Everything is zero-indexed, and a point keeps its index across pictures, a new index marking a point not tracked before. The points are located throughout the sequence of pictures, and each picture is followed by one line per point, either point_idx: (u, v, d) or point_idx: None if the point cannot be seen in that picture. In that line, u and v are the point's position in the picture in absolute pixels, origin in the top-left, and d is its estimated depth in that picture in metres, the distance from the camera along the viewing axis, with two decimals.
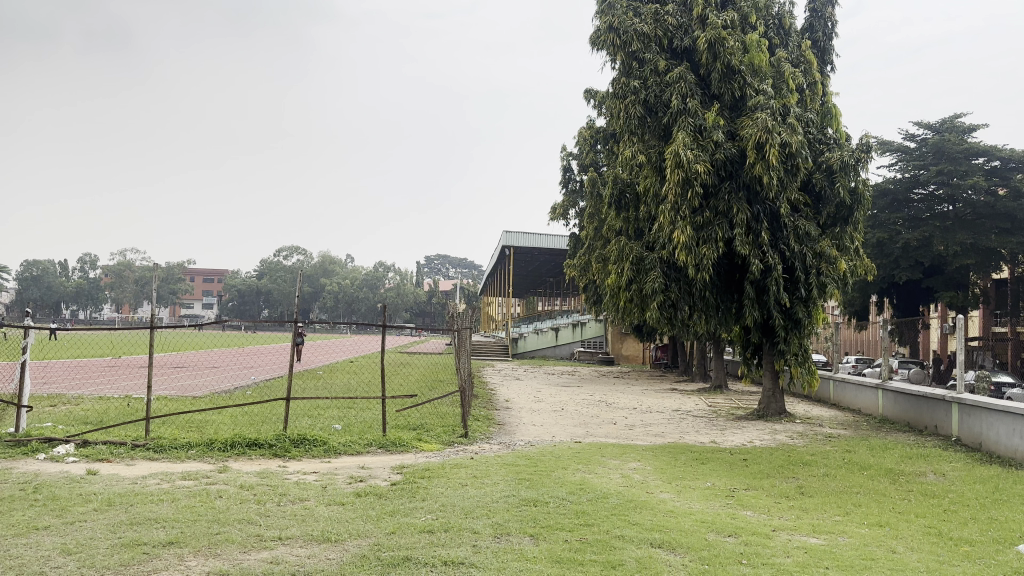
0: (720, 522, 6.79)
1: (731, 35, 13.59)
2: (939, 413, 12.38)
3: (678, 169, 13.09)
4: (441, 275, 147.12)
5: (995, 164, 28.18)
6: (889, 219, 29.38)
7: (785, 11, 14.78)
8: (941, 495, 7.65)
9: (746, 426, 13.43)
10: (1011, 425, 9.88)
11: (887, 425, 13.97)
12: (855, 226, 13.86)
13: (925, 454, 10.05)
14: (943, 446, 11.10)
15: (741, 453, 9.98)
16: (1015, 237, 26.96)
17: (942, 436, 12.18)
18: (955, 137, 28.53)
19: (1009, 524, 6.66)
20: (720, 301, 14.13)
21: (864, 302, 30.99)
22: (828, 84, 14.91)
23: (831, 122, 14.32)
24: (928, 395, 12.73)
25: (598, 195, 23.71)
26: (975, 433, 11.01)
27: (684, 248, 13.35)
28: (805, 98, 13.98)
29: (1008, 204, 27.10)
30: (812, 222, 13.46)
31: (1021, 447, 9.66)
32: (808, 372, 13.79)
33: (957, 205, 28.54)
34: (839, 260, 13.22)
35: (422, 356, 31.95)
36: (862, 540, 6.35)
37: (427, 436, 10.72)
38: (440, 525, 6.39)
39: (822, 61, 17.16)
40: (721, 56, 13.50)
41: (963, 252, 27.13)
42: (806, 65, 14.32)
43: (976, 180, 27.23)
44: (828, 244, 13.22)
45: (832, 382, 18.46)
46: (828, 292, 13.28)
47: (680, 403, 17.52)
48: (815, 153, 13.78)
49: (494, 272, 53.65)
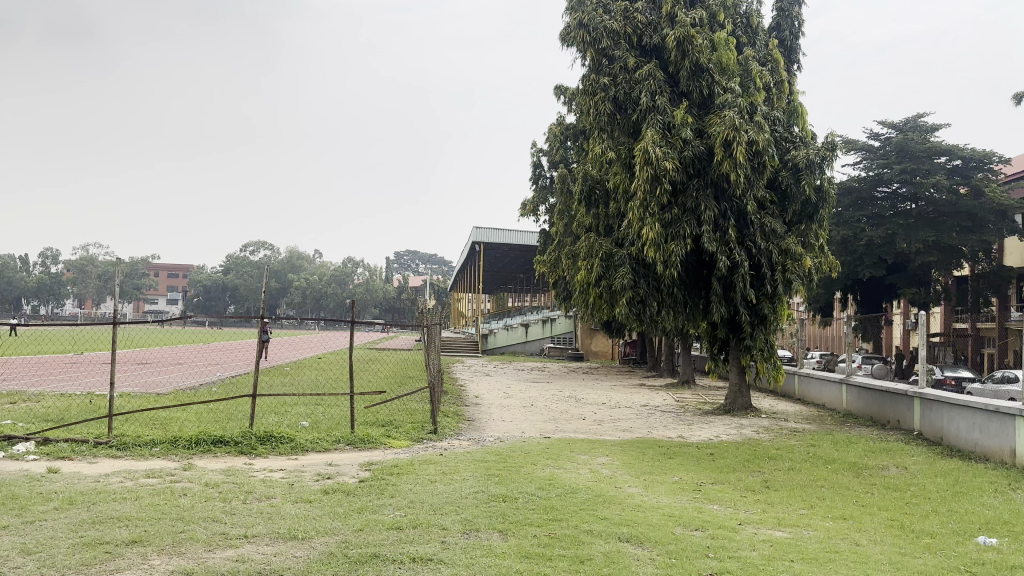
0: (687, 516, 6.86)
1: (699, 33, 13.66)
2: (901, 407, 12.63)
3: (647, 166, 13.13)
4: (411, 271, 146.71)
5: (957, 163, 28.79)
6: (854, 217, 29.76)
7: (752, 10, 14.90)
8: (903, 488, 7.80)
9: (712, 421, 13.59)
10: (971, 419, 10.11)
11: (851, 419, 14.23)
12: (820, 223, 14.09)
13: (887, 448, 10.23)
14: (906, 439, 11.33)
15: (708, 448, 10.08)
16: (975, 235, 27.63)
17: (903, 430, 12.45)
18: (917, 136, 28.98)
19: (970, 517, 6.80)
20: (688, 296, 14.33)
21: (829, 298, 31.43)
22: (794, 83, 15.10)
23: (797, 120, 14.52)
24: (891, 390, 12.98)
25: (568, 191, 23.74)
26: (936, 428, 11.26)
27: (653, 245, 13.44)
28: (771, 96, 14.17)
29: (969, 203, 27.75)
30: (778, 220, 13.66)
31: (980, 440, 9.88)
32: (773, 367, 13.99)
33: (920, 203, 29.05)
34: (804, 257, 13.44)
35: (391, 354, 31.82)
36: (826, 533, 6.45)
37: (396, 432, 10.67)
38: (409, 522, 6.37)
39: (789, 59, 17.36)
40: (689, 54, 13.59)
41: (925, 249, 27.69)
42: (773, 64, 14.51)
43: (939, 178, 27.78)
44: (793, 241, 13.43)
45: (797, 377, 18.75)
46: (792, 289, 13.52)
47: (649, 399, 17.68)
48: (781, 151, 13.94)
49: (465, 269, 53.59)
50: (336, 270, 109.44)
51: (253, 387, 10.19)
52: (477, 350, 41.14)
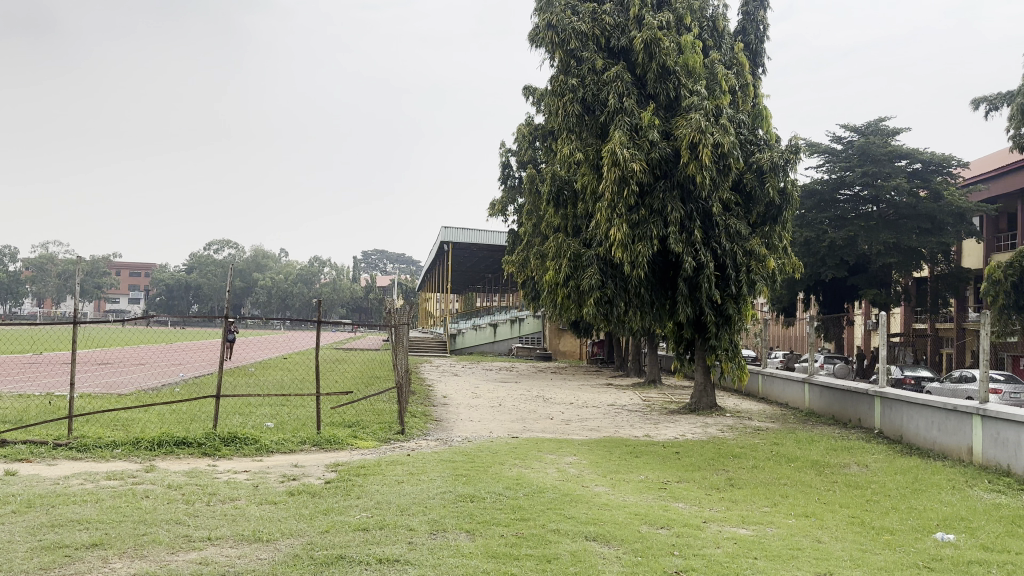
0: (653, 514, 6.92)
1: (666, 36, 13.78)
2: (862, 406, 12.88)
3: (615, 167, 13.20)
4: (378, 271, 145.95)
5: (916, 167, 29.32)
6: (816, 219, 30.24)
7: (718, 14, 15.08)
8: (864, 486, 7.96)
9: (678, 420, 13.73)
10: (929, 418, 10.35)
11: (813, 418, 14.47)
12: (783, 225, 14.30)
13: (848, 446, 10.42)
14: (866, 438, 11.55)
15: (673, 446, 10.18)
16: (934, 237, 28.41)
17: (864, 428, 12.70)
18: (878, 138, 29.39)
19: (928, 514, 6.96)
20: (655, 297, 14.40)
21: (792, 299, 31.90)
22: (759, 86, 15.32)
23: (761, 123, 14.73)
24: (852, 389, 13.23)
25: (537, 191, 23.80)
26: (896, 426, 11.50)
27: (620, 246, 13.51)
28: (737, 99, 14.34)
29: (928, 206, 28.38)
30: (743, 221, 13.83)
31: (938, 438, 10.12)
32: (737, 366, 14.16)
33: (881, 206, 29.66)
34: (768, 258, 13.63)
35: (358, 354, 31.58)
36: (788, 530, 6.56)
37: (363, 433, 10.61)
38: (375, 523, 6.34)
39: (754, 63, 17.59)
40: (656, 56, 13.69)
41: (886, 252, 28.37)
42: (738, 67, 14.71)
43: (899, 181, 28.43)
44: (757, 243, 13.62)
45: (760, 377, 19.01)
46: (756, 290, 13.70)
47: (616, 398, 17.78)
48: (745, 154, 14.13)
49: (433, 268, 53.46)
50: (302, 269, 108.43)
51: (218, 387, 10.05)
52: (445, 350, 41.08)
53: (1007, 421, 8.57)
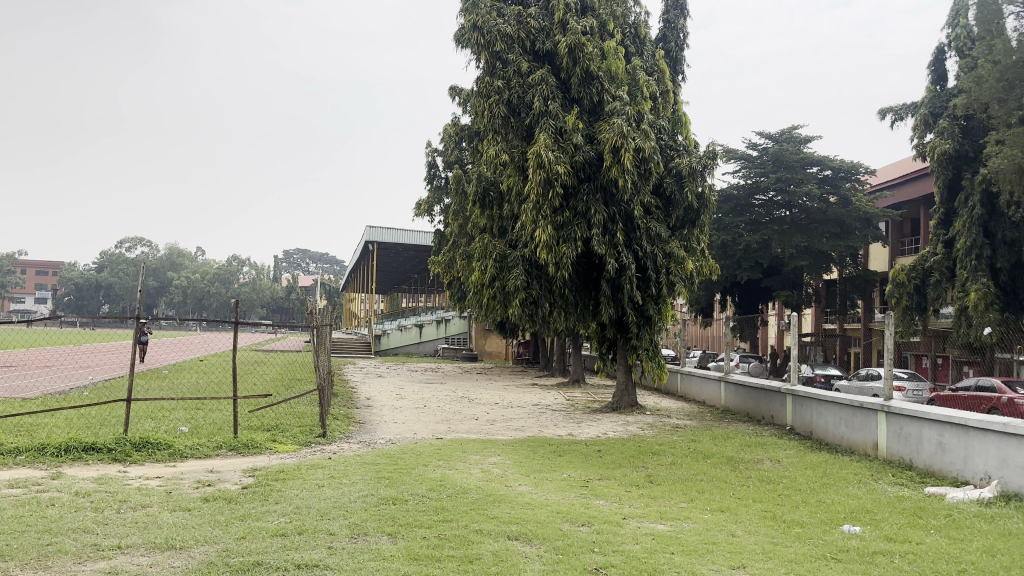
0: (575, 512, 7.01)
1: (590, 41, 13.98)
2: (775, 404, 13.36)
3: (540, 170, 13.30)
4: (302, 270, 143.27)
5: (827, 173, 30.65)
6: (733, 222, 31.15)
7: (640, 21, 15.41)
8: (776, 480, 8.25)
9: (600, 418, 13.94)
10: (838, 414, 10.81)
11: (729, 415, 14.92)
12: (701, 228, 14.71)
13: (762, 443, 10.79)
14: (779, 434, 11.98)
15: (595, 444, 10.35)
16: (843, 241, 29.60)
17: (776, 425, 13.18)
18: (791, 146, 30.71)
19: (835, 506, 7.26)
20: (580, 299, 14.64)
21: (710, 299, 32.79)
22: (679, 93, 15.74)
23: (681, 129, 15.16)
24: (766, 387, 13.70)
25: (463, 192, 23.83)
26: (806, 423, 11.96)
27: (544, 247, 13.61)
28: (657, 105, 14.71)
29: (838, 210, 29.58)
30: (663, 224, 14.15)
31: (846, 434, 10.58)
32: (657, 366, 14.50)
33: (793, 211, 30.67)
34: (687, 261, 14.01)
35: (279, 356, 30.88)
36: (705, 525, 6.74)
37: (282, 436, 10.39)
38: (294, 528, 6.23)
39: (675, 70, 18.03)
40: (580, 61, 13.88)
41: (799, 254, 29.35)
42: (659, 74, 15.10)
43: (810, 187, 29.57)
44: (676, 245, 13.97)
45: (679, 375, 19.49)
46: (676, 291, 14.06)
47: (540, 398, 17.93)
48: (666, 159, 14.48)
49: (357, 268, 52.78)
50: (220, 269, 105.31)
51: (129, 390, 9.66)
52: (369, 351, 40.64)
53: (910, 418, 9.00)
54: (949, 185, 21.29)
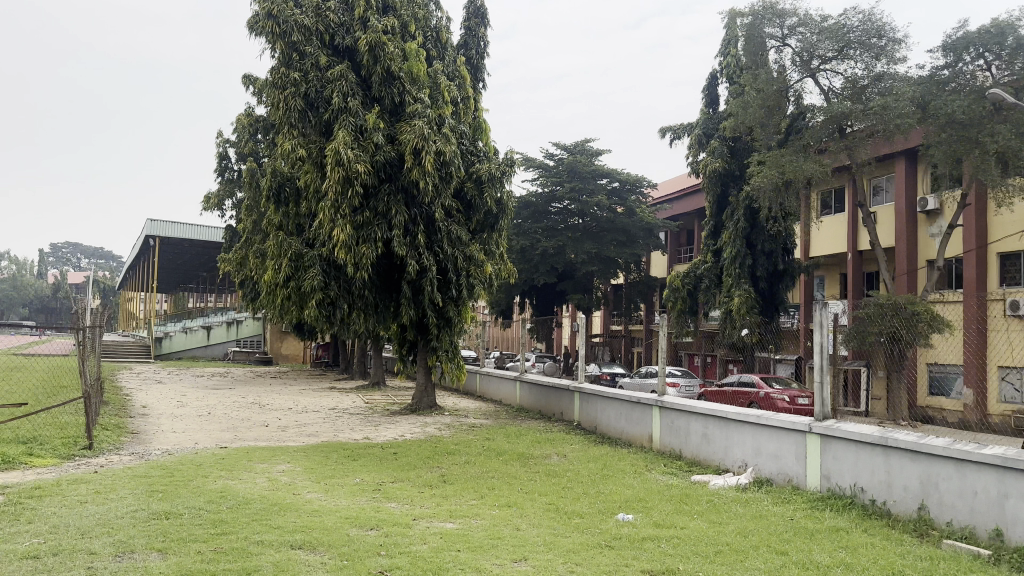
0: (364, 516, 6.93)
1: (391, 41, 13.94)
2: (564, 401, 14.04)
3: (338, 167, 13.03)
4: (75, 266, 130.51)
5: (615, 185, 32.62)
6: (532, 229, 32.20)
7: (441, 25, 15.61)
8: (561, 474, 8.65)
9: (398, 421, 13.92)
10: (619, 410, 11.54)
11: (523, 413, 15.49)
12: (501, 232, 15.16)
13: (550, 439, 11.28)
14: (567, 430, 12.61)
15: (389, 447, 10.30)
16: (628, 248, 31.77)
17: (565, 421, 13.86)
18: (586, 159, 32.15)
19: (612, 496, 7.72)
20: (380, 299, 14.70)
21: (509, 302, 33.78)
22: (479, 99, 16.18)
23: (481, 135, 15.52)
24: (556, 385, 14.36)
25: (258, 188, 22.98)
26: (592, 418, 12.65)
27: (343, 247, 13.34)
28: (459, 110, 14.99)
29: (623, 220, 31.82)
30: (463, 228, 14.42)
31: (625, 428, 11.32)
32: (456, 367, 14.79)
33: (585, 219, 32.26)
34: (485, 264, 14.42)
35: (39, 361, 27.79)
36: (491, 521, 6.91)
37: (40, 450, 9.37)
38: (47, 550, 5.62)
39: (475, 76, 18.44)
40: (381, 60, 13.79)
41: (589, 260, 31.36)
42: (460, 79, 15.46)
43: (600, 199, 31.45)
44: (476, 249, 14.32)
45: (477, 376, 19.97)
46: (475, 293, 14.42)
47: (337, 402, 17.60)
48: (467, 163, 14.77)
49: (135, 264, 48.84)
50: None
51: None
52: (149, 355, 37.78)
53: (679, 412, 9.83)
54: (718, 200, 23.57)
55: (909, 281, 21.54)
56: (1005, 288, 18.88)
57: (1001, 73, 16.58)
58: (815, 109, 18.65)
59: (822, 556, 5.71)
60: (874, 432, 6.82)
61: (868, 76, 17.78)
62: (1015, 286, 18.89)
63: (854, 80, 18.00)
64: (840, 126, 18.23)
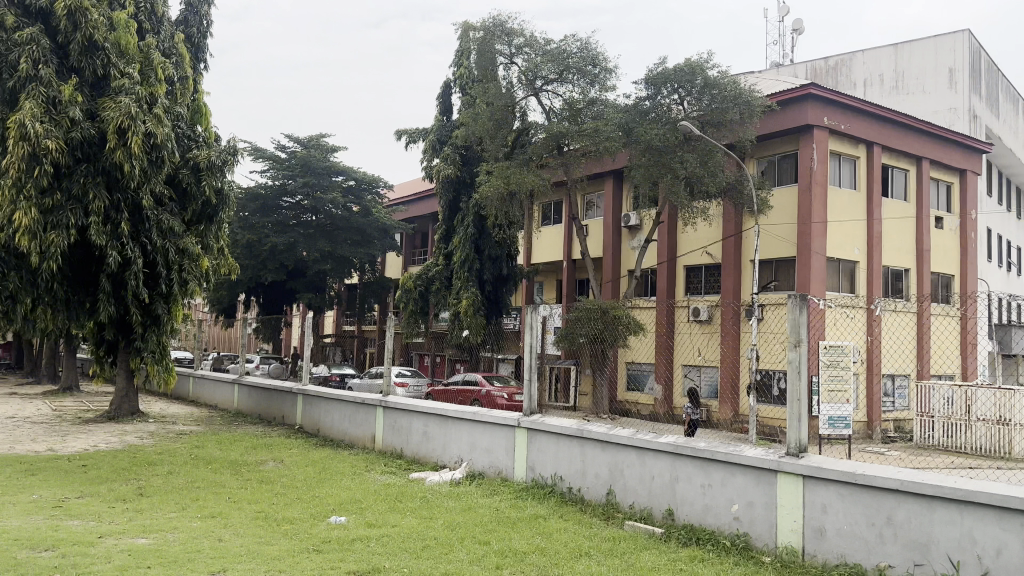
0: (38, 537, 6.15)
1: (94, 8, 12.72)
2: (286, 404, 13.65)
3: (22, 142, 11.50)
4: None
5: (351, 184, 32.13)
6: (259, 223, 30.42)
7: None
8: (275, 480, 8.39)
9: (96, 429, 12.61)
10: (342, 411, 11.48)
11: (242, 418, 14.82)
12: (219, 225, 14.47)
13: (266, 444, 10.91)
14: (287, 434, 12.28)
15: (78, 459, 9.29)
16: (362, 249, 32.03)
17: (287, 425, 13.49)
18: (319, 154, 31.15)
19: (326, 499, 7.62)
20: (70, 296, 13.19)
21: (232, 300, 31.92)
22: (200, 83, 15.55)
23: (201, 120, 15.11)
24: (278, 387, 13.93)
25: None
26: (314, 421, 12.44)
27: (26, 233, 11.74)
28: (175, 92, 14.15)
29: (358, 221, 31.92)
30: (176, 219, 13.54)
31: (347, 430, 11.28)
32: (164, 370, 13.77)
33: (318, 216, 31.56)
34: (200, 258, 13.74)
35: None
36: (191, 533, 6.48)
37: None
38: None
39: (196, 57, 17.40)
40: (82, 27, 12.52)
41: (322, 258, 30.82)
42: (179, 58, 14.79)
43: (335, 197, 30.73)
44: (191, 242, 13.55)
45: (192, 379, 18.77)
46: (187, 290, 13.67)
47: (17, 410, 15.51)
48: (182, 149, 13.92)
49: None
50: None
51: None
52: None
53: (400, 412, 9.98)
54: (450, 205, 24.72)
55: (613, 289, 23.91)
56: (688, 297, 21.63)
57: (692, 108, 18.68)
58: (537, 127, 20.17)
59: (520, 543, 5.96)
60: (574, 425, 7.39)
61: (584, 100, 19.58)
62: (696, 295, 21.72)
63: (571, 103, 19.72)
64: (558, 144, 20.01)
